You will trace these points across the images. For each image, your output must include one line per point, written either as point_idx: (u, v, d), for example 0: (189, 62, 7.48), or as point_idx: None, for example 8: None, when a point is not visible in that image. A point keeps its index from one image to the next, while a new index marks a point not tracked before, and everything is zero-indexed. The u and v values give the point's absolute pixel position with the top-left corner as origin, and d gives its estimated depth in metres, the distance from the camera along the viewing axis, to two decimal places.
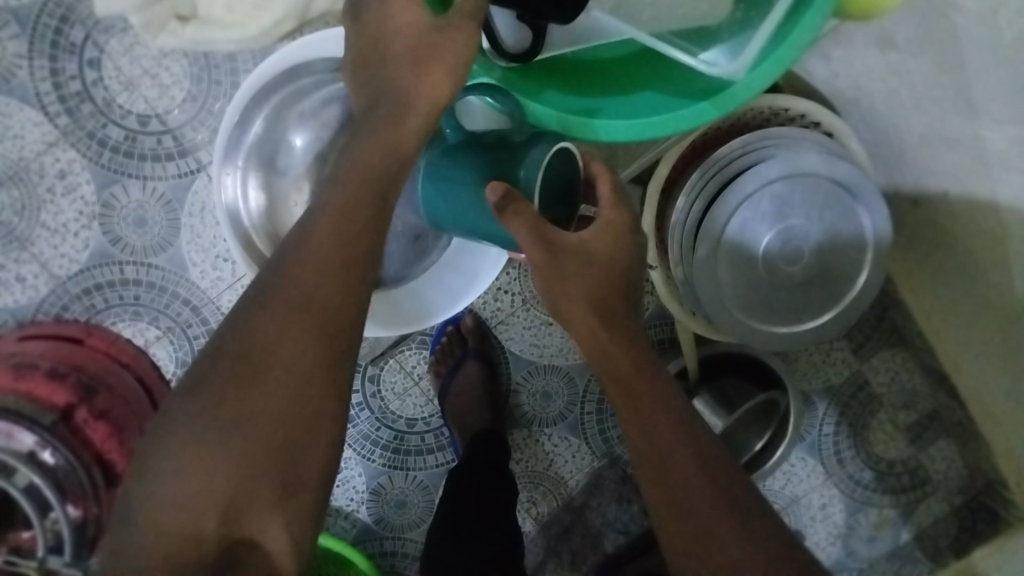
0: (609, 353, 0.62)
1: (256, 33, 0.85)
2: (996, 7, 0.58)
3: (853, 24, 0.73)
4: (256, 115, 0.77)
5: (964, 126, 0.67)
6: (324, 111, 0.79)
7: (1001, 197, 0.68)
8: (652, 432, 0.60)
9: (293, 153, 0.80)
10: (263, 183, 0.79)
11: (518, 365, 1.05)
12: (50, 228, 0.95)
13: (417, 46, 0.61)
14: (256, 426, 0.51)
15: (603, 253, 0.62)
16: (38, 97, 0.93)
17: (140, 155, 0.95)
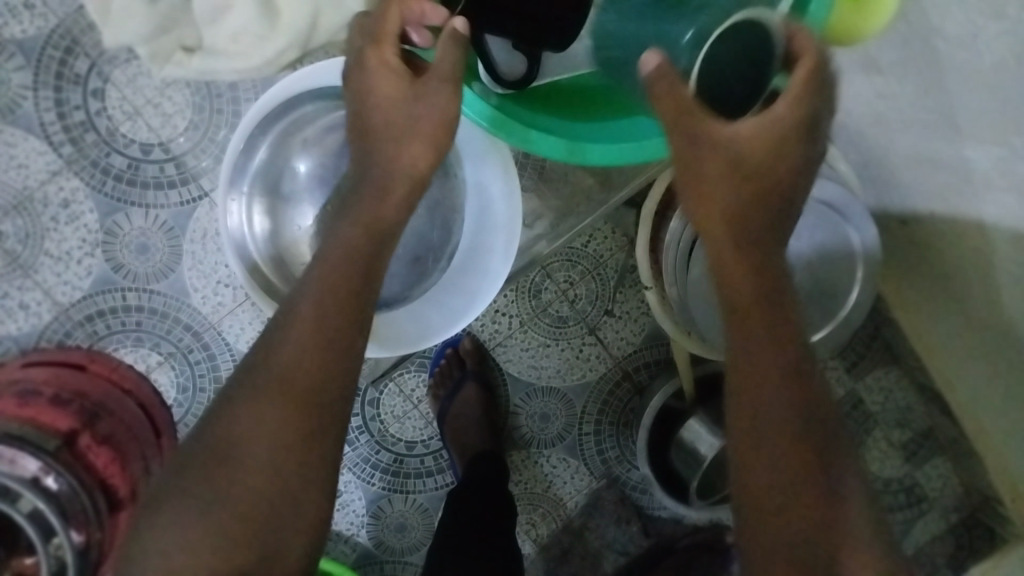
0: (748, 269, 0.57)
1: (260, 64, 0.86)
2: (975, 31, 0.60)
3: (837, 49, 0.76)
4: (261, 143, 0.78)
5: (950, 146, 0.69)
6: (328, 137, 0.81)
7: (987, 214, 0.69)
8: (755, 365, 0.56)
9: (298, 178, 0.82)
10: (269, 208, 0.80)
11: (516, 387, 1.06)
12: (54, 256, 0.96)
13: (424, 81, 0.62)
14: (251, 460, 0.54)
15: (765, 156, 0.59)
16: (43, 127, 0.95)
17: (143, 183, 0.97)
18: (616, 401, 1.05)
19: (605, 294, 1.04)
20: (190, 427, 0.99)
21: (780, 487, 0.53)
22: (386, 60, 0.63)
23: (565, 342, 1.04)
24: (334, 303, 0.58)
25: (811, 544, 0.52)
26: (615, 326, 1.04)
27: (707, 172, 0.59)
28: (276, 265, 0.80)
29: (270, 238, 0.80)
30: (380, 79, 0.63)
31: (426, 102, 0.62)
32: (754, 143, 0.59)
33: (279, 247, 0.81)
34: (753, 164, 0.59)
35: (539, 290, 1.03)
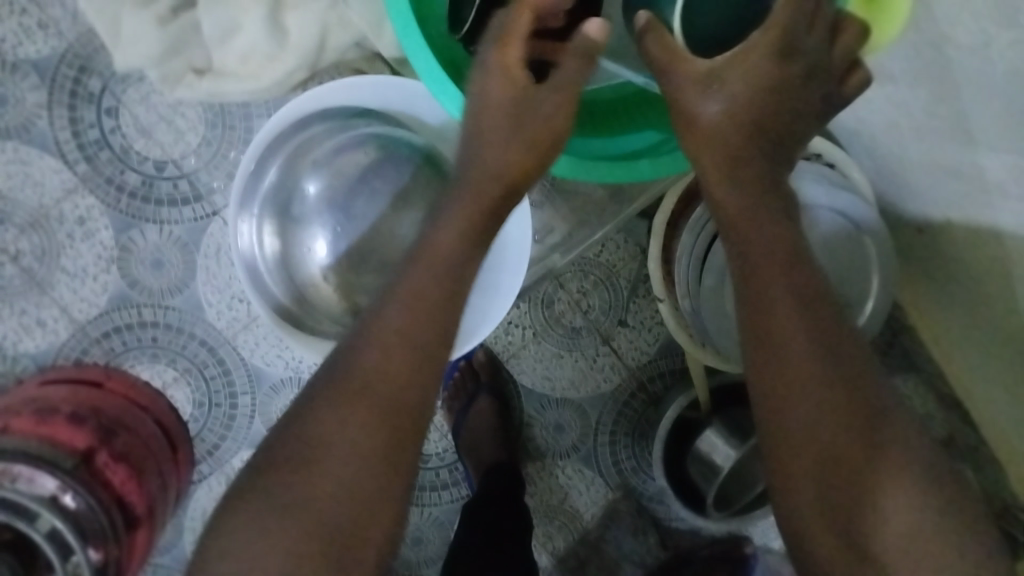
0: (768, 243, 0.60)
1: (270, 84, 0.86)
2: (987, 40, 0.59)
3: None
4: (271, 165, 0.78)
5: (968, 154, 0.67)
6: (338, 159, 0.80)
7: (1004, 222, 0.68)
8: (788, 343, 0.57)
9: (308, 202, 0.80)
10: (280, 230, 0.79)
11: (530, 399, 1.05)
12: (70, 273, 0.97)
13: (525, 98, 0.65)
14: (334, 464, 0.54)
15: (754, 100, 0.63)
16: (58, 145, 0.96)
17: (157, 200, 0.97)
18: (631, 411, 1.05)
19: (618, 305, 1.03)
20: (206, 441, 1.00)
21: (823, 463, 0.55)
22: (508, 63, 0.65)
23: (579, 353, 1.04)
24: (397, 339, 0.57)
25: (853, 515, 0.54)
26: (629, 336, 1.04)
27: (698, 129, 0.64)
28: (298, 300, 0.80)
29: (290, 270, 0.80)
30: (505, 80, 0.65)
31: (546, 100, 0.66)
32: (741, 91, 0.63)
33: (301, 282, 0.80)
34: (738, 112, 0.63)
35: (552, 302, 1.03)
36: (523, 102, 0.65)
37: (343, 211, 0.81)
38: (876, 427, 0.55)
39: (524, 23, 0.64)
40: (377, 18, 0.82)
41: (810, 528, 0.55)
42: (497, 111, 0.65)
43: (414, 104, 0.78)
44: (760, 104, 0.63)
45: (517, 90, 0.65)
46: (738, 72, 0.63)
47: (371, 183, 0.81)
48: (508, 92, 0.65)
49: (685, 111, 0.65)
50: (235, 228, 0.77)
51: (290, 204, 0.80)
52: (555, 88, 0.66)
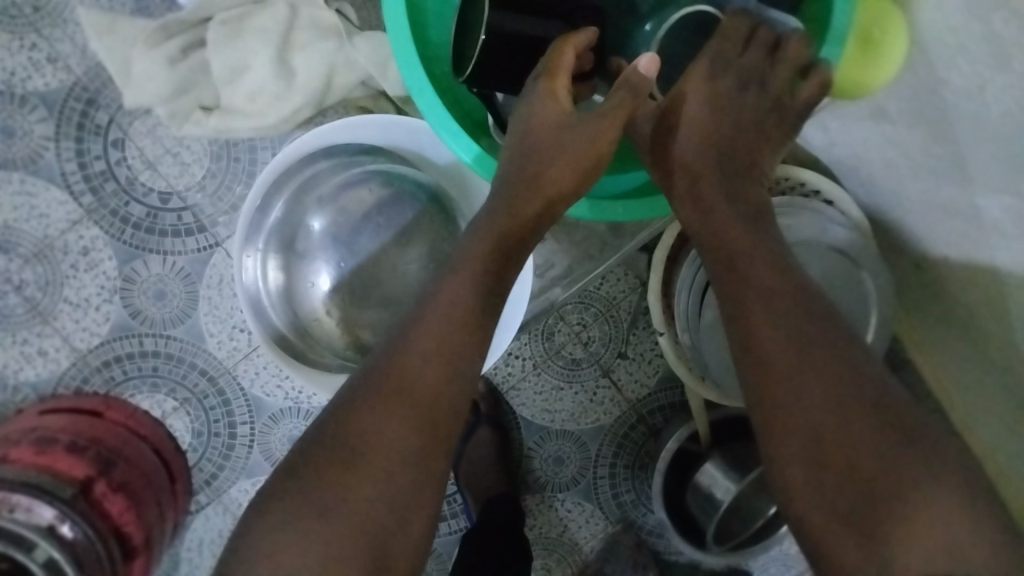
0: (759, 263, 0.58)
1: (277, 121, 0.86)
2: (981, 83, 0.60)
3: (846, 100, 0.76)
4: (276, 200, 0.77)
5: (963, 194, 0.68)
6: (342, 197, 0.81)
7: (999, 259, 0.69)
8: (785, 353, 0.54)
9: (312, 238, 0.81)
10: (284, 265, 0.79)
11: (529, 430, 1.05)
12: (73, 302, 0.98)
13: (551, 135, 0.66)
14: (357, 479, 0.53)
15: (718, 113, 0.67)
16: (64, 177, 0.97)
17: (160, 231, 0.98)
18: (631, 443, 1.05)
19: (618, 337, 1.04)
20: (204, 471, 1.00)
21: (838, 471, 0.49)
22: (556, 92, 0.67)
23: (579, 385, 1.04)
24: (415, 361, 0.57)
25: (872, 524, 0.48)
26: (628, 368, 1.04)
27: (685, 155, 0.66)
28: (298, 333, 0.80)
29: (292, 304, 0.80)
30: (558, 109, 0.67)
31: (593, 126, 0.66)
32: (698, 102, 0.67)
33: (303, 316, 0.80)
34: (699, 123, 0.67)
35: (552, 333, 1.03)
36: (573, 132, 0.66)
37: (345, 245, 0.81)
38: (890, 432, 0.49)
39: (569, 58, 0.66)
40: (384, 59, 0.83)
41: (828, 547, 0.49)
42: (546, 139, 0.66)
43: (420, 141, 0.81)
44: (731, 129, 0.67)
45: (569, 121, 0.67)
46: (695, 89, 0.68)
47: (374, 219, 0.82)
48: (560, 121, 0.67)
49: (686, 152, 0.66)
50: (240, 262, 0.76)
51: (294, 240, 0.80)
52: (606, 115, 0.66)
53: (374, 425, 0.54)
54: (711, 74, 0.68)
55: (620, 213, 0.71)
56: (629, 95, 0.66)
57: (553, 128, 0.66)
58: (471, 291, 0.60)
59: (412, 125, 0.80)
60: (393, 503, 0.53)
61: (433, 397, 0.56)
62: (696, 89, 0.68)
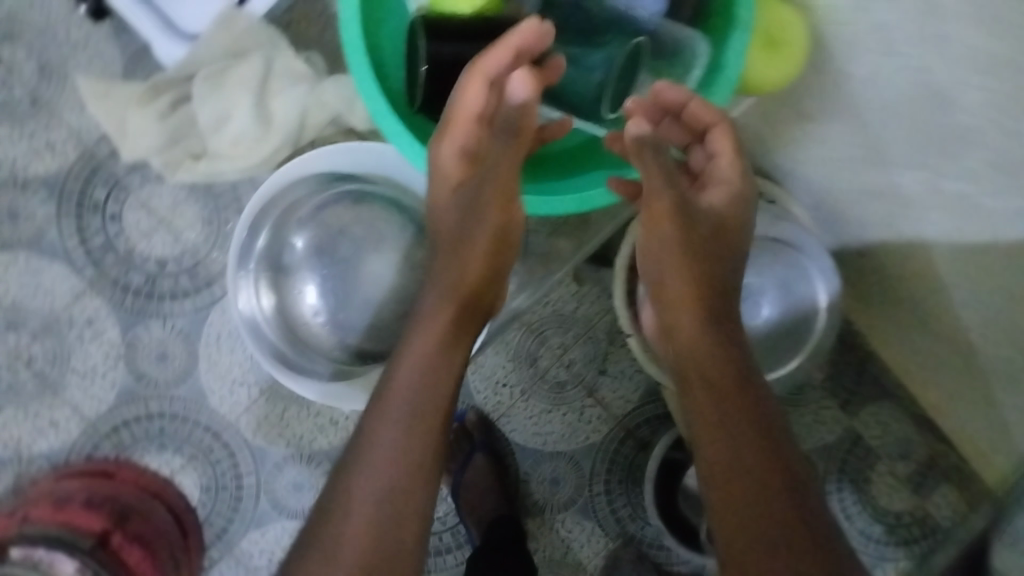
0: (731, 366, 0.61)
1: (259, 160, 0.93)
2: (876, 69, 0.67)
3: (769, 104, 0.82)
4: (263, 226, 0.85)
5: (880, 175, 0.74)
6: (320, 216, 0.87)
7: (928, 234, 0.75)
8: (744, 465, 0.56)
9: (297, 256, 0.87)
10: (275, 283, 0.86)
11: (524, 455, 1.10)
12: (80, 371, 1.03)
13: (464, 198, 0.68)
14: (368, 478, 0.60)
15: (735, 223, 0.66)
16: (67, 253, 1.03)
17: (159, 296, 1.04)
18: (622, 458, 1.09)
19: (598, 355, 1.09)
20: (215, 525, 1.04)
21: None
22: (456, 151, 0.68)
23: (566, 406, 1.09)
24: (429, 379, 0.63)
25: None
26: (612, 385, 1.09)
27: (674, 256, 0.63)
28: (295, 346, 0.86)
29: (285, 318, 0.86)
30: (455, 165, 0.68)
31: (490, 185, 0.67)
32: (722, 212, 0.66)
33: (294, 327, 0.86)
34: (714, 228, 0.65)
35: (535, 357, 1.09)
36: (461, 193, 0.68)
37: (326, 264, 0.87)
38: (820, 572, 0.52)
39: (458, 109, 0.66)
40: (351, 95, 0.91)
41: None
42: (447, 200, 0.69)
43: (387, 166, 0.85)
44: (727, 214, 0.66)
45: (465, 175, 0.68)
46: (718, 192, 0.67)
47: (351, 234, 0.87)
48: (451, 178, 0.69)
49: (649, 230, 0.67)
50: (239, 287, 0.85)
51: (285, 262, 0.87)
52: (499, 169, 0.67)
53: (393, 441, 0.61)
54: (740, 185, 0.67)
55: (596, 204, 0.77)
56: (506, 140, 0.66)
57: (459, 198, 0.68)
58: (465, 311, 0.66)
59: (380, 152, 0.84)
60: (397, 528, 0.59)
61: (428, 429, 0.62)
62: (720, 191, 0.67)
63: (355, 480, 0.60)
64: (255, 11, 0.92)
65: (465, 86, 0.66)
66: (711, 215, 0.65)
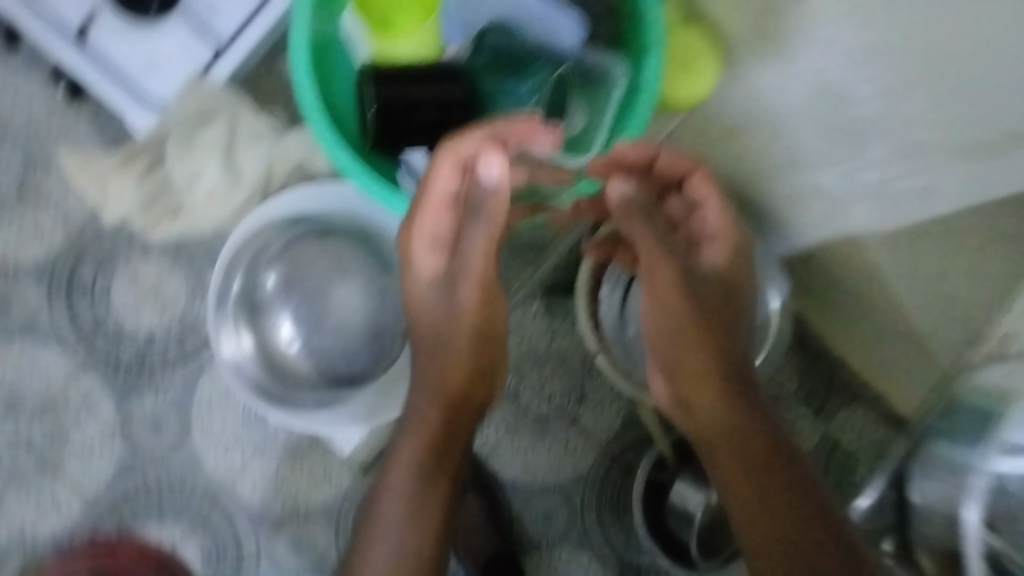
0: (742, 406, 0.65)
1: (228, 213, 0.94)
2: None
3: (705, 120, 0.84)
4: (237, 272, 0.90)
5: (807, 179, 0.77)
6: (289, 255, 0.90)
7: (857, 229, 0.77)
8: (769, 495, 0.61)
9: (271, 296, 0.90)
10: (253, 325, 0.90)
11: (515, 492, 1.13)
12: (79, 449, 1.07)
13: (453, 273, 0.70)
14: (385, 514, 0.69)
15: (735, 278, 0.73)
16: (60, 335, 1.07)
17: (150, 368, 1.07)
18: (610, 486, 1.12)
19: (576, 386, 1.13)
20: None
21: None
22: (431, 235, 0.71)
23: (551, 439, 1.13)
24: (437, 428, 0.70)
25: None
26: (594, 415, 1.13)
27: (683, 311, 0.67)
28: (276, 379, 0.90)
29: (267, 358, 0.90)
30: (427, 259, 0.71)
31: (468, 280, 0.69)
32: (720, 271, 0.73)
33: (276, 364, 0.90)
34: (720, 287, 0.71)
35: (516, 394, 1.12)
36: (439, 287, 0.71)
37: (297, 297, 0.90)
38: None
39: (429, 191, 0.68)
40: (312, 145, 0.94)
41: None
42: (424, 294, 0.72)
43: (349, 202, 0.92)
44: (726, 274, 0.73)
45: (439, 268, 0.72)
46: (714, 250, 0.74)
47: (319, 269, 0.91)
48: (426, 273, 0.72)
49: (654, 291, 0.69)
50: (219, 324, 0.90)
51: (261, 297, 0.90)
52: (470, 266, 0.68)
53: (407, 480, 0.69)
54: (730, 236, 0.75)
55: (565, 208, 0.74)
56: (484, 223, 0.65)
57: (441, 285, 0.71)
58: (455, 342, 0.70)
59: (340, 190, 0.91)
60: (419, 547, 0.68)
61: (441, 482, 0.70)
62: (716, 249, 0.74)
63: (377, 520, 0.69)
64: (220, 76, 0.89)
65: (432, 171, 0.67)
66: (713, 279, 0.71)
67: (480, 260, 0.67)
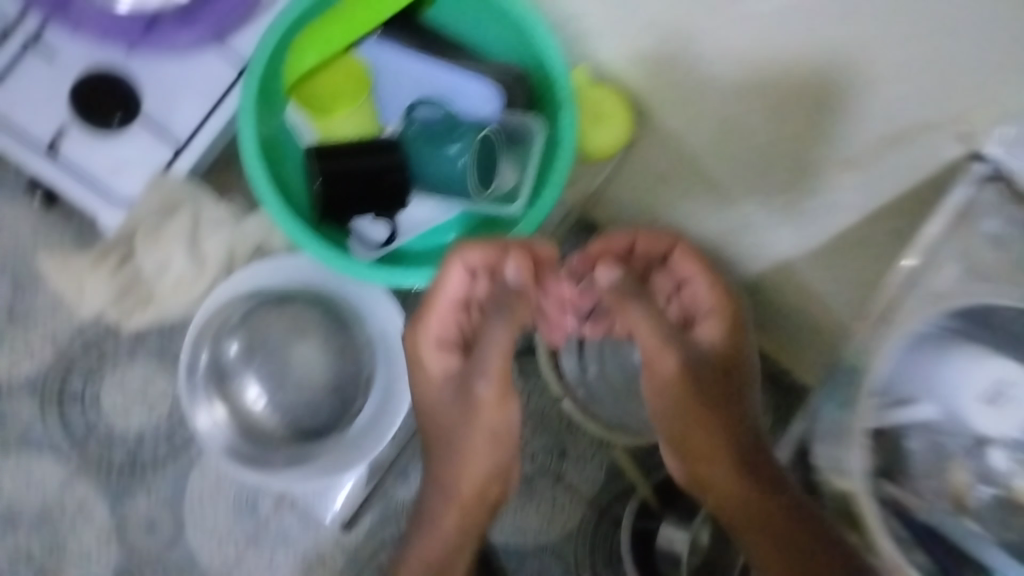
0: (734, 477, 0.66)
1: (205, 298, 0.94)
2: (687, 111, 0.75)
3: (633, 171, 0.90)
4: (200, 343, 0.86)
5: (724, 210, 0.83)
6: (249, 320, 0.87)
7: (780, 253, 0.82)
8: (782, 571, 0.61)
9: (235, 364, 0.87)
10: (221, 396, 0.87)
11: (508, 555, 1.14)
12: (76, 554, 1.09)
13: (457, 379, 0.73)
14: None
15: (730, 358, 0.72)
16: (52, 444, 1.10)
17: (140, 468, 1.10)
18: (601, 538, 1.13)
19: (556, 443, 1.15)
20: None
21: None
22: (435, 341, 0.75)
23: (539, 498, 1.14)
24: (448, 531, 0.72)
25: None
26: (576, 469, 1.15)
27: (683, 399, 0.68)
28: (253, 442, 0.86)
29: (242, 426, 0.86)
30: (436, 359, 0.75)
31: (484, 378, 0.69)
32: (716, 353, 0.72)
33: (253, 430, 0.87)
34: (719, 370, 0.71)
35: None
36: (450, 383, 0.74)
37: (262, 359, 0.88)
38: None
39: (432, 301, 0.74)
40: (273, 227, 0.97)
41: None
42: (437, 393, 0.75)
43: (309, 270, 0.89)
44: (725, 360, 0.72)
45: (449, 366, 0.75)
46: (709, 326, 0.74)
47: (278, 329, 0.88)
48: (437, 374, 0.75)
49: (654, 387, 0.69)
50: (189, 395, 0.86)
51: (225, 362, 0.87)
52: (487, 365, 0.69)
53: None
54: (723, 312, 0.75)
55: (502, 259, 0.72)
56: (506, 322, 0.69)
57: (445, 390, 0.74)
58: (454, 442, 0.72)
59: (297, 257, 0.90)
60: None
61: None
62: (710, 325, 0.74)
63: None
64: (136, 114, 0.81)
65: (446, 276, 0.72)
66: (709, 357, 0.71)
67: (497, 361, 0.68)
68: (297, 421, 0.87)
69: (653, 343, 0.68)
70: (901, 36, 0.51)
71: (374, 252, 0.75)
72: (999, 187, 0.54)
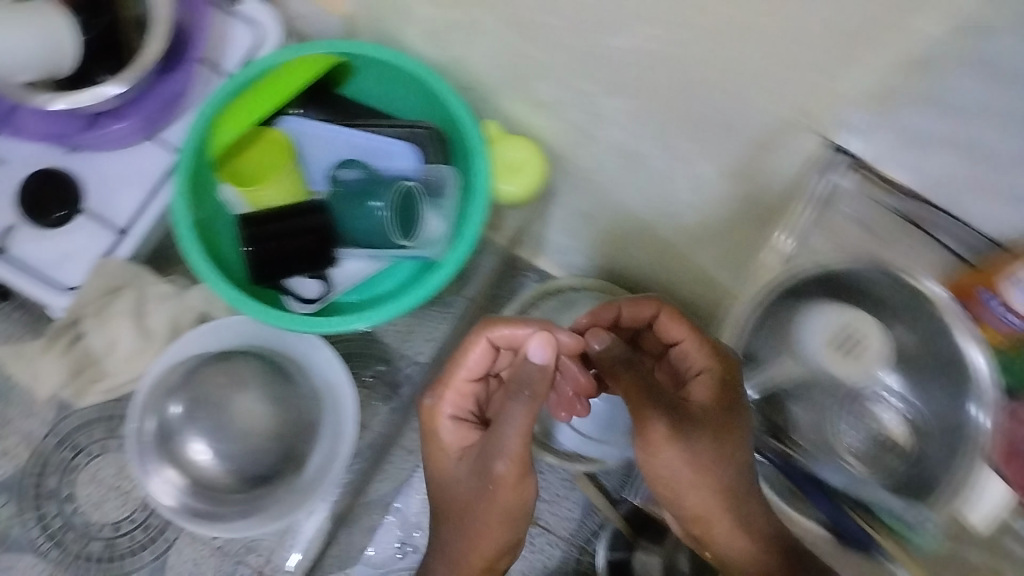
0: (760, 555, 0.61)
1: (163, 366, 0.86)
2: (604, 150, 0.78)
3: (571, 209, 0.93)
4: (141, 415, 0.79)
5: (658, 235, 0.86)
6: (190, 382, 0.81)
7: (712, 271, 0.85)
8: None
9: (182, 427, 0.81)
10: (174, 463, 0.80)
11: None
12: None
13: (475, 458, 0.70)
14: None
15: (727, 413, 0.63)
16: (26, 543, 1.04)
17: (120, 559, 1.04)
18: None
19: None
20: None
21: None
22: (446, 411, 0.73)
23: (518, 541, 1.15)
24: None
25: None
26: (551, 510, 1.15)
27: (690, 483, 0.62)
28: (210, 500, 0.80)
29: (198, 486, 0.80)
30: (452, 430, 0.73)
31: (503, 457, 0.65)
32: (707, 410, 0.63)
33: (210, 488, 0.80)
34: (719, 425, 0.62)
35: None
36: (467, 456, 0.72)
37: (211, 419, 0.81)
38: None
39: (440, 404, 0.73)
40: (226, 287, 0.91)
41: None
42: (449, 466, 0.72)
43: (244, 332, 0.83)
44: (722, 416, 0.63)
45: (467, 438, 0.73)
46: (701, 383, 0.65)
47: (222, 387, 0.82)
48: (451, 445, 0.73)
49: (657, 465, 0.63)
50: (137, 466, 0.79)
51: (169, 424, 0.81)
52: (507, 447, 0.65)
53: None
54: (725, 373, 0.64)
55: (430, 296, 0.74)
56: (525, 399, 0.65)
57: (466, 463, 0.70)
58: (448, 514, 0.72)
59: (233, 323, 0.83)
60: None
61: None
62: (703, 383, 0.65)
63: None
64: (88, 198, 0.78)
65: (470, 347, 0.72)
66: (700, 429, 0.63)
67: (517, 443, 0.64)
68: (249, 468, 0.81)
69: (643, 408, 0.62)
70: (806, 52, 0.51)
71: (308, 305, 0.77)
72: (857, 173, 0.57)
